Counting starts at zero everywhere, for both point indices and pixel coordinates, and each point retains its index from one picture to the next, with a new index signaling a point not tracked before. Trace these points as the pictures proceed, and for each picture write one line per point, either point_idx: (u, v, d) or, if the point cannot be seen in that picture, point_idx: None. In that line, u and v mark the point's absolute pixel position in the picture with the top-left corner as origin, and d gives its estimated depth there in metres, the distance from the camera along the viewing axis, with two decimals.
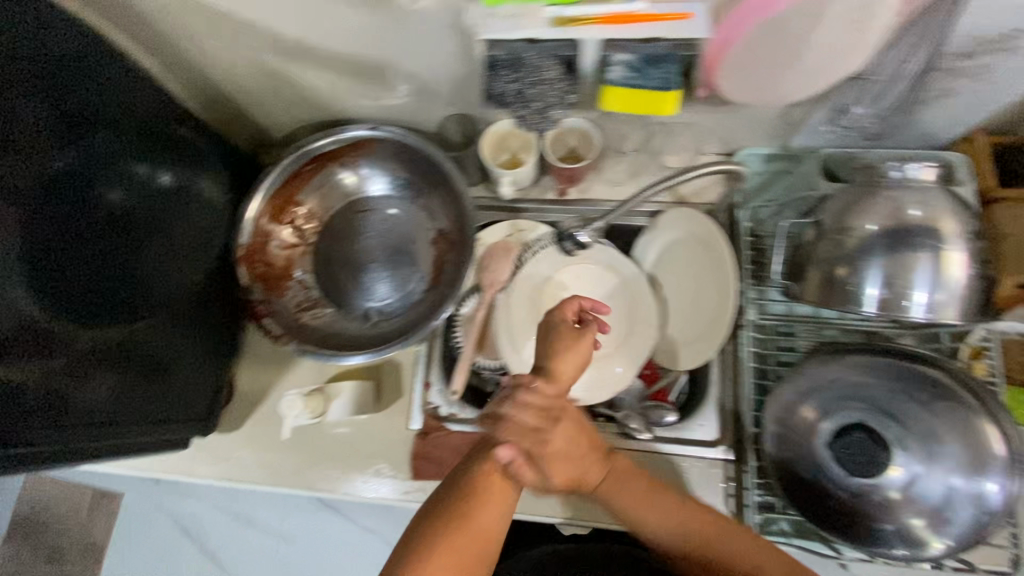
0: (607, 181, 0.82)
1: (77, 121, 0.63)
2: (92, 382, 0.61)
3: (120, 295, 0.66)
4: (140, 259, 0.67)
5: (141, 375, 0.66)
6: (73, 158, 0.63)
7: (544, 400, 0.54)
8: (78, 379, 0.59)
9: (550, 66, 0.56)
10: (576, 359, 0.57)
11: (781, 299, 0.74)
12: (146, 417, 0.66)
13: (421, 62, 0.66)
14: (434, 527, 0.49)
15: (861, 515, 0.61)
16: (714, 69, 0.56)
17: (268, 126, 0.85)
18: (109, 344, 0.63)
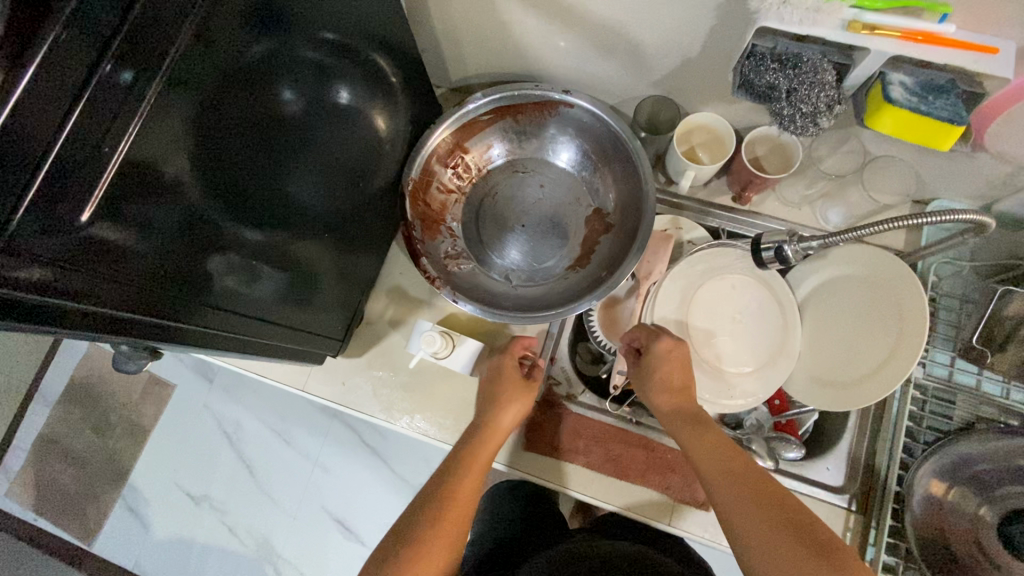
0: (782, 200, 0.78)
1: (324, 17, 0.55)
2: (248, 287, 0.56)
3: (282, 203, 0.58)
4: (307, 170, 0.61)
5: (282, 289, 0.61)
6: (307, 52, 0.55)
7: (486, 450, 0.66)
8: (239, 283, 0.54)
9: (825, 72, 0.52)
10: (514, 407, 0.69)
11: (944, 363, 0.70)
12: (280, 334, 0.63)
13: (657, 38, 0.63)
14: (402, 547, 0.58)
15: None
16: (990, 115, 0.53)
17: (449, 64, 0.83)
18: (266, 251, 0.57)
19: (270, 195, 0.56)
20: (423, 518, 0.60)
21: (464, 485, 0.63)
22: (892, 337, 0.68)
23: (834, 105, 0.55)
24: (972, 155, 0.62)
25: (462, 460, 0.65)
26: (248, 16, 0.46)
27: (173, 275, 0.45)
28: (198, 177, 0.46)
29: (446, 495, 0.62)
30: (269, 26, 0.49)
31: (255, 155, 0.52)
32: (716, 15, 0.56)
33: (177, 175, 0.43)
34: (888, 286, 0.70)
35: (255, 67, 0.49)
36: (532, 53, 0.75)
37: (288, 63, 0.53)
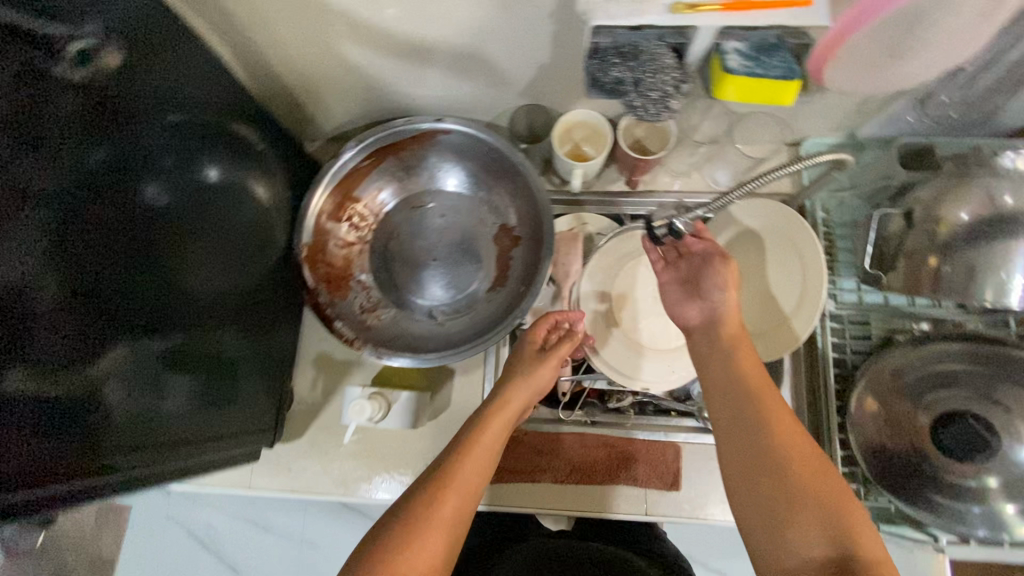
0: (673, 173, 0.80)
1: (167, 104, 0.53)
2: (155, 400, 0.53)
3: (172, 302, 0.55)
4: (196, 262, 0.58)
5: (196, 390, 0.59)
6: (161, 140, 0.52)
7: (500, 421, 0.63)
8: (145, 399, 0.51)
9: (663, 57, 0.54)
10: (538, 378, 0.67)
11: (853, 288, 0.74)
12: (206, 436, 0.60)
13: (505, 51, 0.63)
14: (397, 527, 0.53)
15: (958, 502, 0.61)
16: (823, 60, 0.54)
17: (317, 118, 0.80)
18: (169, 358, 0.54)
19: (157, 299, 0.53)
20: (421, 498, 0.55)
21: (467, 466, 0.58)
22: (800, 278, 0.71)
23: (681, 85, 0.56)
24: (822, 95, 0.65)
25: (469, 436, 0.61)
26: (76, 125, 0.43)
27: (60, 410, 0.42)
28: (60, 310, 0.42)
29: (449, 469, 0.58)
30: (109, 130, 0.46)
31: (133, 263, 0.49)
32: (554, 22, 0.56)
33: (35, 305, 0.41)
34: (786, 231, 0.73)
35: (106, 174, 0.46)
36: (395, 89, 0.73)
37: (143, 159, 0.50)
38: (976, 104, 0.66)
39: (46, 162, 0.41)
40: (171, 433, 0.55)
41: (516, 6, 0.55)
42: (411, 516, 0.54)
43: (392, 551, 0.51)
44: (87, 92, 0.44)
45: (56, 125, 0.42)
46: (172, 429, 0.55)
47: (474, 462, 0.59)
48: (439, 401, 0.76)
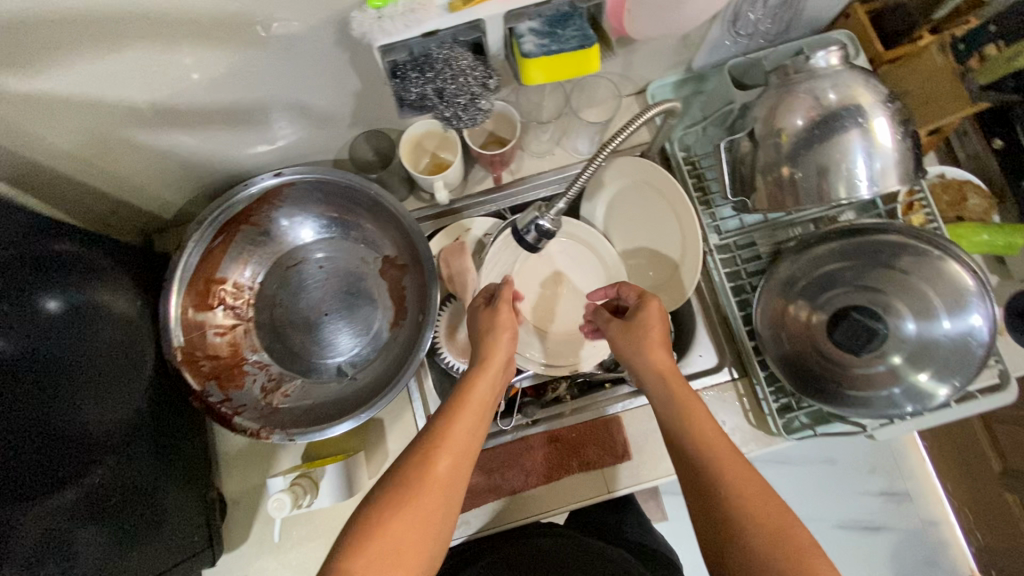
0: (535, 154, 0.79)
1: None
2: (48, 563, 0.50)
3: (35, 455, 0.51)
4: (66, 404, 0.54)
5: (109, 530, 0.56)
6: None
7: (487, 378, 0.59)
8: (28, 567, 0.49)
9: (462, 56, 0.51)
10: (507, 332, 0.62)
11: (733, 214, 0.76)
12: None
13: (311, 90, 0.59)
14: (386, 493, 0.51)
15: (872, 385, 0.64)
16: (619, 14, 0.54)
17: (155, 209, 0.75)
18: (58, 515, 0.51)
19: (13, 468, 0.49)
20: (410, 463, 0.52)
21: (460, 424, 0.55)
22: (676, 221, 0.72)
23: (488, 81, 0.54)
24: (640, 44, 0.65)
25: (460, 393, 0.58)
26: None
27: None
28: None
29: (441, 432, 0.54)
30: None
31: None
32: (343, 50, 0.53)
33: None
34: (653, 181, 0.73)
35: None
36: (222, 159, 0.69)
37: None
38: (782, 11, 0.67)
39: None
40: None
41: (293, 46, 0.51)
42: (400, 482, 0.51)
43: (378, 517, 0.49)
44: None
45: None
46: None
47: (467, 419, 0.56)
48: (375, 455, 0.73)
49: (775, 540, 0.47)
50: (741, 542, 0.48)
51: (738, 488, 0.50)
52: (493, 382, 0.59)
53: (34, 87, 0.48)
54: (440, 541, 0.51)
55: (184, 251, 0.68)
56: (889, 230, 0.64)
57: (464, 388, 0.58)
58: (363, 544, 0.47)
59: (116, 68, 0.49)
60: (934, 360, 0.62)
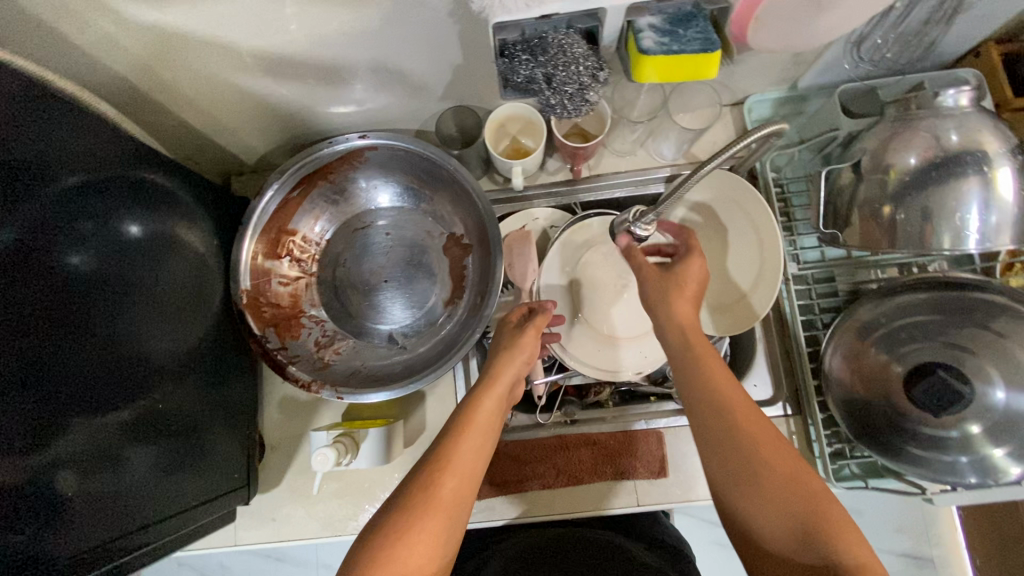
0: (617, 153, 0.77)
1: (40, 179, 0.47)
2: (112, 471, 0.52)
3: (109, 372, 0.52)
4: (133, 325, 0.55)
5: (163, 451, 0.58)
6: (29, 223, 0.46)
7: (495, 400, 0.60)
8: (96, 472, 0.50)
9: (575, 46, 0.50)
10: (520, 355, 0.65)
11: (814, 246, 0.73)
12: (169, 502, 0.59)
13: (416, 59, 0.59)
14: (397, 510, 0.50)
15: (941, 448, 0.61)
16: (744, 20, 0.51)
17: (238, 153, 0.76)
18: (121, 429, 0.53)
19: (87, 374, 0.50)
20: (419, 481, 0.52)
21: (466, 444, 0.55)
22: (755, 244, 0.70)
23: (597, 74, 0.54)
24: (754, 55, 0.62)
25: (467, 413, 0.58)
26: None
27: None
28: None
29: (449, 450, 0.54)
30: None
31: (43, 342, 0.47)
32: (456, 22, 0.53)
33: None
34: (737, 198, 0.71)
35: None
36: (312, 113, 0.69)
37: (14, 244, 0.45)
38: (911, 39, 0.63)
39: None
40: (131, 501, 0.54)
41: (409, 12, 0.51)
42: (410, 507, 0.50)
43: (390, 533, 0.48)
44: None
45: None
46: (131, 498, 0.54)
47: (473, 437, 0.56)
48: (413, 427, 0.74)
49: (790, 488, 0.47)
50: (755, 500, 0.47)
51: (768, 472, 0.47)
52: (499, 400, 0.60)
53: (159, 20, 0.49)
54: (448, 560, 0.50)
55: (263, 198, 0.69)
56: (990, 290, 0.61)
57: (469, 407, 0.58)
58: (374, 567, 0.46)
59: (237, 12, 0.50)
60: (1015, 435, 0.58)
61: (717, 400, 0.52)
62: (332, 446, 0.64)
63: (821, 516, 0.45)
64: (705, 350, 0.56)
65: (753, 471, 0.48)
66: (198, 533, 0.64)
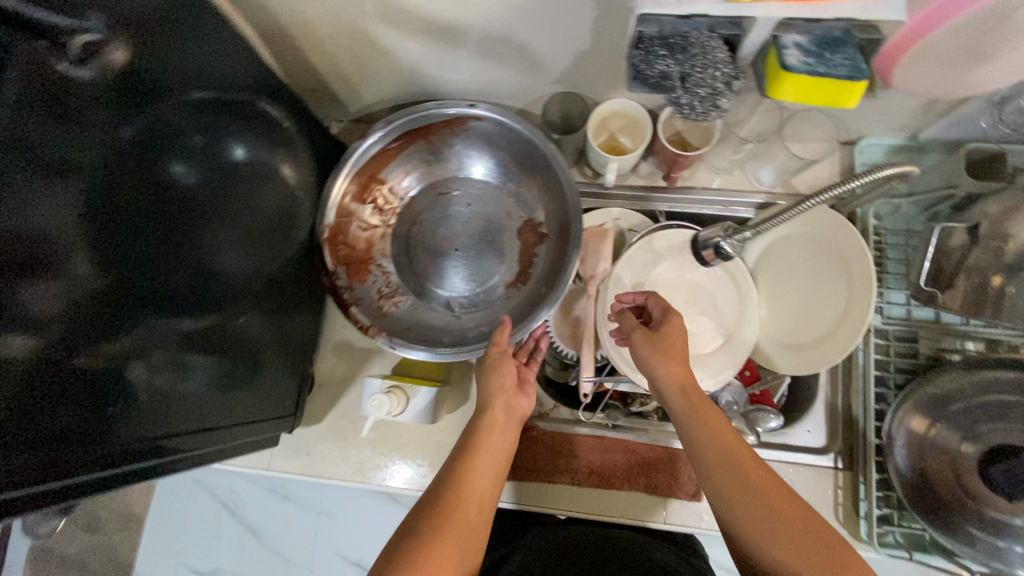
0: (713, 168, 0.76)
1: (171, 88, 0.48)
2: (186, 378, 0.54)
3: (186, 284, 0.53)
4: (224, 243, 0.58)
5: (230, 366, 0.60)
6: (154, 126, 0.47)
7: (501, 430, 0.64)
8: (174, 376, 0.53)
9: (716, 49, 0.49)
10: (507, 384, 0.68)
11: (901, 302, 0.69)
12: (229, 415, 0.61)
13: (545, 38, 0.59)
14: (415, 532, 0.54)
15: (1001, 537, 0.58)
16: (895, 55, 0.50)
17: (345, 99, 0.79)
18: (197, 340, 0.55)
19: (180, 285, 0.53)
20: (432, 506, 0.56)
21: (474, 472, 0.59)
22: (841, 287, 0.67)
23: (733, 81, 0.51)
24: (887, 94, 0.60)
25: (473, 440, 0.63)
26: (64, 125, 0.39)
27: (77, 384, 0.42)
28: (65, 324, 0.41)
29: (459, 478, 0.59)
30: (103, 123, 0.42)
31: (152, 248, 0.49)
32: (598, 7, 0.53)
33: (66, 274, 0.41)
34: (830, 238, 0.69)
35: (102, 163, 0.42)
36: (426, 73, 0.70)
37: (142, 142, 0.46)
38: None
39: (31, 170, 0.37)
40: (199, 409, 0.57)
41: None
42: (427, 529, 0.54)
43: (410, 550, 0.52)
44: (82, 93, 0.40)
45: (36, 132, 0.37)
46: (200, 406, 0.57)
47: (481, 467, 0.60)
48: (457, 395, 0.76)
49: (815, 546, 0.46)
50: (773, 547, 0.47)
51: (792, 534, 0.47)
52: (501, 422, 0.64)
53: None
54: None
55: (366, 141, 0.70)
56: None
57: (473, 435, 0.63)
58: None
59: None
60: None
61: (730, 464, 0.51)
62: (389, 393, 0.68)
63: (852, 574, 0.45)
64: (697, 394, 0.56)
65: (770, 520, 0.48)
66: (244, 450, 0.67)
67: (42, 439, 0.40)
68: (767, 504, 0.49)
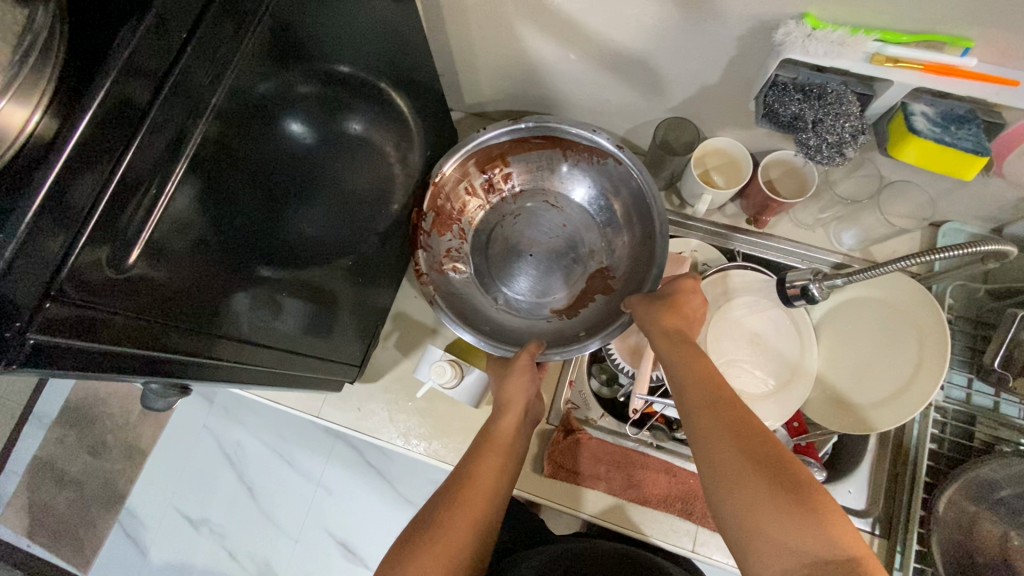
0: (795, 222, 0.80)
1: (319, 54, 0.49)
2: (284, 320, 0.55)
3: (303, 238, 0.54)
4: (338, 203, 0.59)
5: (318, 316, 0.61)
6: (300, 85, 0.48)
7: (511, 424, 0.67)
8: (275, 317, 0.53)
9: (850, 103, 0.52)
10: (523, 380, 0.70)
11: (962, 384, 0.71)
12: (304, 364, 0.62)
13: (674, 67, 0.64)
14: (435, 519, 0.55)
15: None
16: (1013, 140, 0.53)
17: (465, 88, 0.84)
18: (300, 288, 0.56)
19: (297, 234, 0.53)
20: (448, 492, 0.58)
21: (486, 462, 0.62)
22: (911, 364, 0.68)
23: (860, 135, 0.54)
24: (987, 179, 0.63)
25: (486, 437, 0.65)
26: (234, 67, 0.40)
27: (202, 313, 0.43)
28: (205, 249, 0.42)
29: (471, 470, 0.61)
30: (260, 70, 0.43)
31: (282, 196, 0.50)
32: (738, 47, 0.58)
33: (216, 203, 0.42)
34: (914, 316, 0.70)
35: (251, 109, 0.43)
36: (549, 80, 0.76)
37: (287, 98, 0.46)
38: None
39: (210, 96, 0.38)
40: (288, 354, 0.57)
41: (708, 24, 0.56)
42: (445, 512, 0.56)
43: (431, 531, 0.54)
44: (263, 40, 0.42)
45: (211, 69, 0.38)
46: (289, 349, 0.57)
47: (493, 458, 0.63)
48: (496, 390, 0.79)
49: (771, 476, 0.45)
50: (728, 473, 0.47)
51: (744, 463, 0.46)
52: (516, 422, 0.68)
53: None
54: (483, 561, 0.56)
55: (502, 128, 0.74)
56: None
57: (492, 432, 0.66)
58: (422, 553, 0.52)
59: None
60: None
61: (706, 398, 0.52)
62: (450, 364, 0.73)
63: (811, 507, 0.43)
64: (693, 351, 0.59)
65: (726, 446, 0.48)
66: (308, 389, 0.69)
67: (165, 356, 0.40)
68: (735, 433, 0.49)
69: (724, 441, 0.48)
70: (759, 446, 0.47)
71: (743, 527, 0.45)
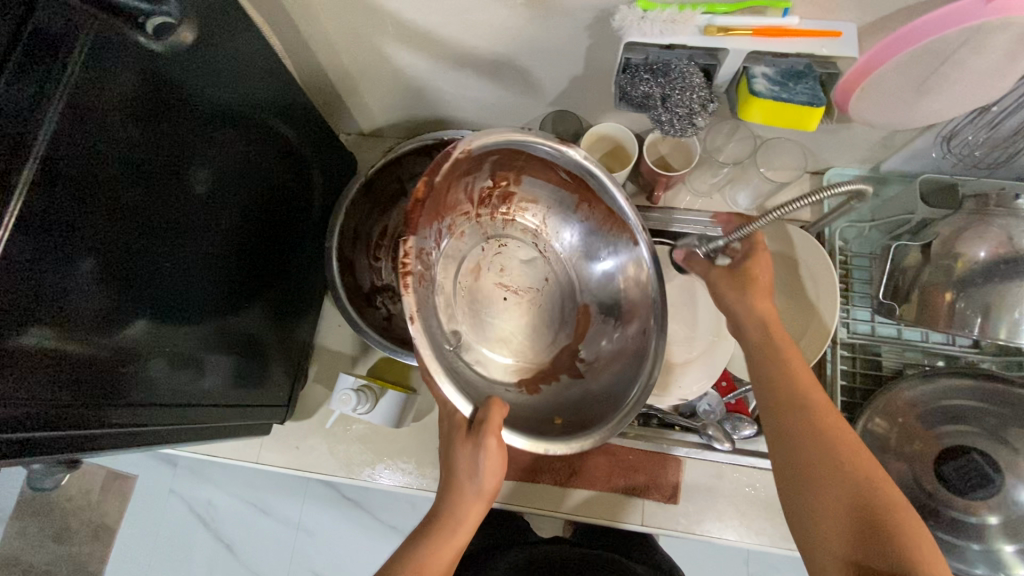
0: (693, 191, 0.82)
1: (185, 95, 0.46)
2: (204, 371, 0.55)
3: (203, 287, 0.53)
4: (236, 242, 0.58)
5: (241, 359, 0.62)
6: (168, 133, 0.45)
7: (472, 510, 0.56)
8: (191, 372, 0.53)
9: (693, 75, 0.55)
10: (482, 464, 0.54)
11: (867, 319, 0.74)
12: (232, 408, 0.62)
13: (542, 64, 0.66)
14: None
15: (950, 528, 0.63)
16: (850, 89, 0.56)
17: (356, 111, 0.84)
18: (215, 338, 0.56)
19: (195, 281, 0.52)
20: None
21: (437, 555, 0.54)
22: (812, 305, 0.72)
23: (707, 104, 0.58)
24: (847, 124, 0.67)
25: (441, 516, 0.56)
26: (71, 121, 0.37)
27: (93, 385, 0.42)
28: (82, 316, 0.40)
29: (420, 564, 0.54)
30: (128, 132, 0.42)
31: (173, 250, 0.48)
32: (590, 36, 0.59)
33: (84, 270, 0.39)
34: (803, 257, 0.73)
35: (109, 162, 0.40)
36: (432, 92, 0.76)
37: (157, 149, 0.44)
38: (1000, 145, 0.65)
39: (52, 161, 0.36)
40: (212, 401, 0.58)
41: (556, 19, 0.57)
42: None
43: None
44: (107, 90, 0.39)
45: (79, 144, 0.38)
46: (213, 396, 0.58)
47: (446, 545, 0.55)
48: (423, 405, 0.78)
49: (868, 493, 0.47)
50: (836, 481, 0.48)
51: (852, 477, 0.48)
52: (478, 505, 0.57)
53: None
54: None
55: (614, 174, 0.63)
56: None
57: (448, 513, 0.56)
58: None
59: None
60: None
61: (806, 403, 0.52)
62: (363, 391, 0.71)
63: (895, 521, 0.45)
64: (778, 331, 0.58)
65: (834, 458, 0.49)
66: (248, 429, 0.70)
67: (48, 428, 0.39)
68: (837, 448, 0.49)
69: (815, 426, 0.51)
70: (857, 459, 0.48)
71: (845, 561, 0.46)
